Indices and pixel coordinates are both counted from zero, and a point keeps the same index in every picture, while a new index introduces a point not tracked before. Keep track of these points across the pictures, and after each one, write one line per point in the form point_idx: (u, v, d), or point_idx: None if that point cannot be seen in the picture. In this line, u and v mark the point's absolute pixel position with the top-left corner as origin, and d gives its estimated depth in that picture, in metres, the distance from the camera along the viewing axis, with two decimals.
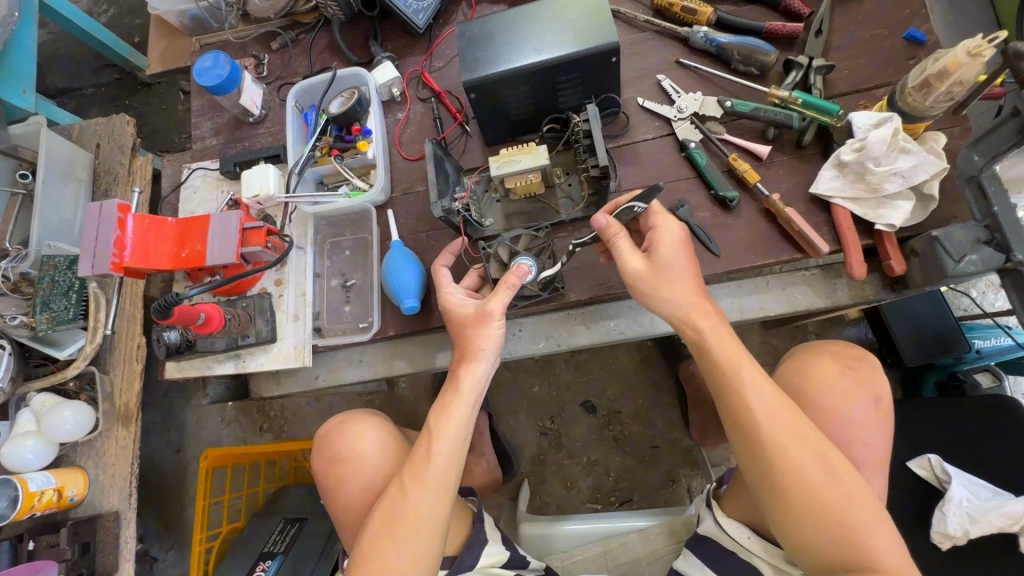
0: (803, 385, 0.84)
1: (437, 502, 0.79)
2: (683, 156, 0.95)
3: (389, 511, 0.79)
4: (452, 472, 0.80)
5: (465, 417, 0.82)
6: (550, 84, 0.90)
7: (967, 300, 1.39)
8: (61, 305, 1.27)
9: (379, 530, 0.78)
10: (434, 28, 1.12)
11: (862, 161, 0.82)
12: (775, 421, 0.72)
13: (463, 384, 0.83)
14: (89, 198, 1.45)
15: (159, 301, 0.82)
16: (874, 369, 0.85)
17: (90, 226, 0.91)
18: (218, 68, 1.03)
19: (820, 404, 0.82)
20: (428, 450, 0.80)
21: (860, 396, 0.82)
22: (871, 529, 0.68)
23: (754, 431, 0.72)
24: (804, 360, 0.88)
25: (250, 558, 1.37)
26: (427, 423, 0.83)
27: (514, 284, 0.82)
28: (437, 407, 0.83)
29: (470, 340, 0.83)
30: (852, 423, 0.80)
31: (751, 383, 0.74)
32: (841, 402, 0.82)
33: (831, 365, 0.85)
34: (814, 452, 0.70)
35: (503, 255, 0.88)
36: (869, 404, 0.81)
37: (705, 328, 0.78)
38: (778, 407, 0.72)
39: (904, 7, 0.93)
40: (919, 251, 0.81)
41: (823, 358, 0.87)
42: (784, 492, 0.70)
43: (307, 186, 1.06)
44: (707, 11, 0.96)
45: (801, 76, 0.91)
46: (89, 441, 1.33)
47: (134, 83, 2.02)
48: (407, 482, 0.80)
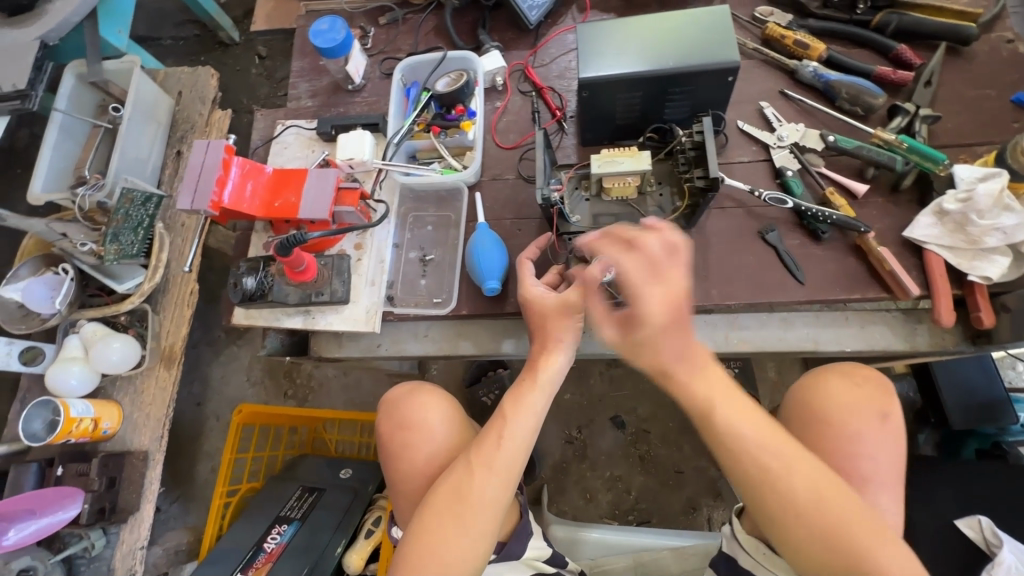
0: (820, 402, 0.82)
1: (502, 488, 0.78)
2: (779, 183, 0.96)
3: (457, 486, 0.78)
4: (518, 461, 0.80)
5: (539, 410, 0.82)
6: (663, 92, 0.92)
7: (1014, 372, 1.40)
8: (129, 238, 1.28)
9: (443, 508, 0.78)
10: (543, 26, 1.15)
11: (966, 213, 0.83)
12: (785, 465, 0.70)
13: (542, 375, 0.84)
14: (165, 141, 1.47)
15: (283, 237, 0.87)
16: (887, 391, 0.82)
17: (194, 163, 0.93)
18: (334, 32, 1.06)
19: (830, 418, 0.80)
20: (500, 436, 0.80)
21: (866, 412, 0.80)
22: (877, 552, 0.65)
23: (752, 477, 0.71)
24: (817, 378, 0.86)
25: (265, 519, 1.35)
26: (501, 407, 0.83)
27: (596, 277, 0.83)
28: (512, 394, 0.83)
29: (549, 332, 0.85)
30: (857, 437, 0.78)
31: (726, 412, 0.74)
32: (846, 413, 0.80)
33: (845, 383, 0.83)
34: (809, 476, 0.69)
35: None
36: (873, 419, 0.79)
37: (688, 378, 0.75)
38: (765, 449, 0.71)
39: (1013, 72, 0.95)
40: (1012, 308, 0.82)
41: (829, 376, 0.85)
42: (784, 520, 0.69)
43: (400, 158, 1.08)
44: (819, 47, 0.99)
45: (906, 122, 0.93)
46: (130, 378, 1.34)
47: (213, 41, 2.07)
48: (475, 463, 0.80)
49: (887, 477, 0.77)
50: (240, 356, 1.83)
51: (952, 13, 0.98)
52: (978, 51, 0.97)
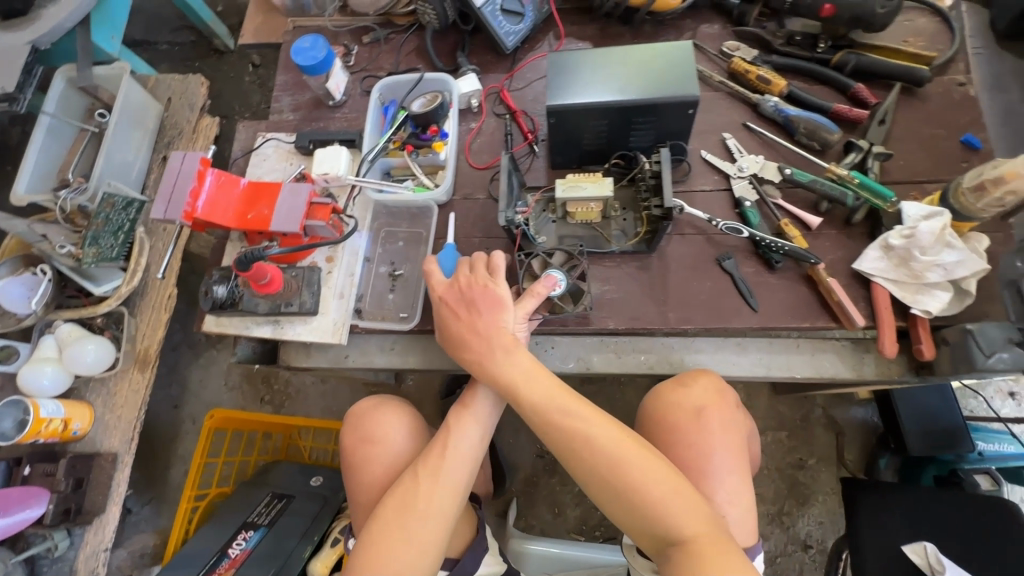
0: (665, 404, 0.91)
1: (448, 498, 0.81)
2: (737, 212, 0.99)
3: (404, 496, 0.81)
4: (464, 472, 0.83)
5: (483, 423, 0.86)
6: (627, 122, 0.95)
7: (975, 401, 1.43)
8: (109, 242, 1.30)
9: (390, 518, 0.80)
10: (520, 51, 1.18)
11: (909, 248, 0.86)
12: (595, 438, 0.78)
13: (486, 391, 0.87)
14: (151, 146, 1.49)
15: (242, 253, 0.88)
16: (719, 389, 0.92)
17: (171, 174, 0.97)
18: (315, 50, 1.09)
19: (679, 422, 0.89)
20: (444, 446, 0.84)
21: (691, 409, 0.89)
22: (664, 499, 0.73)
23: (574, 451, 0.78)
24: (658, 390, 0.94)
25: (231, 525, 1.36)
26: (447, 420, 0.87)
27: (541, 294, 0.88)
28: (458, 405, 0.87)
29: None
30: (691, 434, 0.88)
31: (527, 378, 0.82)
32: (686, 417, 0.89)
33: (710, 393, 0.90)
34: (612, 444, 0.77)
35: (536, 266, 0.94)
36: (696, 411, 0.89)
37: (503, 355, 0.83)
38: (581, 423, 0.79)
39: (963, 114, 0.99)
40: (951, 341, 0.84)
41: (665, 384, 0.94)
42: (605, 493, 0.76)
43: (375, 174, 1.11)
44: (781, 83, 1.02)
45: (860, 158, 0.97)
46: (103, 379, 1.35)
47: (208, 48, 2.10)
48: (422, 473, 0.82)
49: (727, 470, 0.86)
50: (219, 360, 1.84)
51: (908, 54, 1.03)
52: (931, 92, 1.01)
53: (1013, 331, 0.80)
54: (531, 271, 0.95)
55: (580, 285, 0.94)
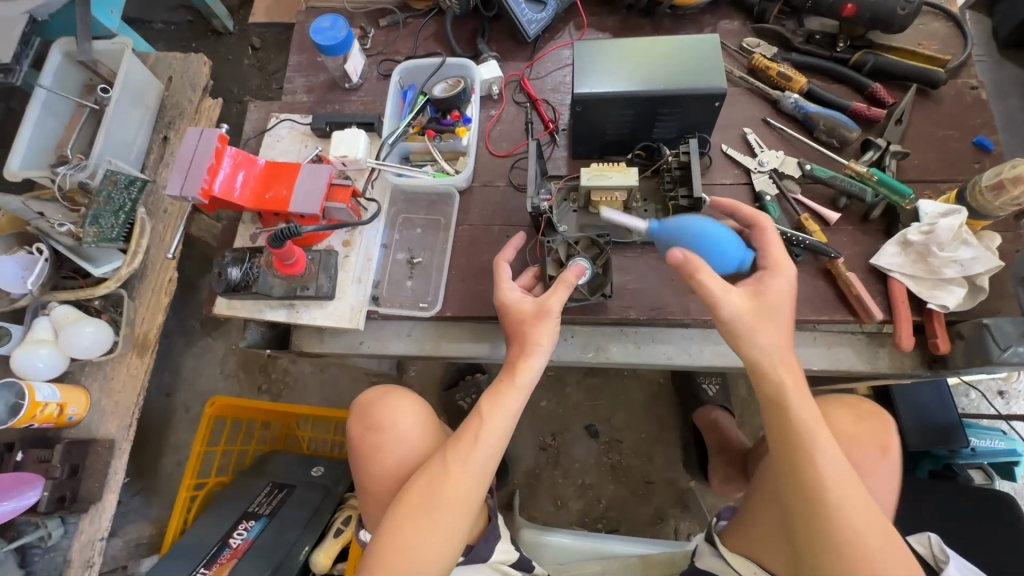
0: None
1: (475, 485, 0.80)
2: (758, 206, 1.00)
3: (430, 484, 0.80)
4: (492, 459, 0.81)
5: (514, 410, 0.83)
6: (653, 113, 0.96)
7: (967, 398, 1.48)
8: (109, 221, 1.25)
9: (413, 506, 0.79)
10: (541, 40, 1.18)
11: (927, 244, 0.88)
12: (845, 492, 0.68)
13: (519, 376, 0.83)
14: (153, 125, 1.45)
15: (278, 229, 0.87)
16: (885, 423, 0.90)
17: (188, 149, 0.94)
18: (335, 30, 1.07)
19: (845, 451, 0.86)
20: (476, 435, 0.81)
21: (872, 448, 0.88)
22: None
23: (812, 493, 0.69)
24: (824, 409, 0.92)
25: (232, 514, 1.32)
26: (477, 406, 0.84)
27: (571, 283, 0.85)
28: (490, 392, 0.84)
29: (527, 336, 0.84)
30: (874, 471, 0.86)
31: (830, 449, 0.70)
32: (855, 443, 0.87)
33: (847, 418, 0.90)
34: (879, 521, 0.67)
35: (562, 254, 0.93)
36: (875, 450, 0.87)
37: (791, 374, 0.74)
38: (844, 474, 0.69)
39: (975, 117, 1.02)
40: (966, 335, 0.87)
41: (836, 409, 0.92)
42: (835, 562, 0.66)
43: (393, 158, 1.09)
44: (801, 80, 1.04)
45: (878, 155, 0.99)
46: (100, 363, 1.30)
47: (206, 29, 2.05)
48: (451, 462, 0.80)
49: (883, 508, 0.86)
50: (214, 348, 1.80)
51: (924, 57, 1.04)
52: (945, 94, 1.04)
53: None
54: (554, 257, 0.94)
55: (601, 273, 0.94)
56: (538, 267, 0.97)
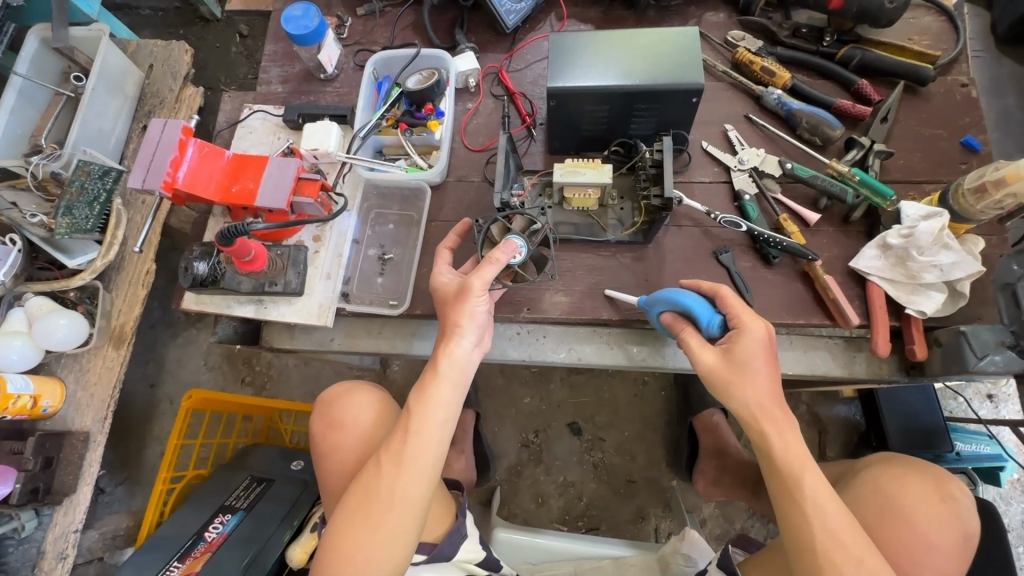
0: (896, 495, 0.86)
1: (412, 484, 0.78)
2: (736, 205, 0.98)
3: (366, 485, 0.79)
4: (428, 455, 0.80)
5: (446, 402, 0.81)
6: (628, 108, 0.93)
7: (955, 402, 1.46)
8: (84, 213, 1.23)
9: (352, 509, 0.78)
10: (521, 31, 1.15)
11: (907, 247, 0.86)
12: (843, 547, 0.69)
13: (444, 367, 0.81)
14: (131, 115, 1.42)
15: (225, 227, 0.84)
16: (960, 493, 0.88)
17: (151, 142, 0.92)
18: (307, 19, 1.04)
19: (907, 516, 0.84)
20: (406, 432, 0.80)
21: (948, 521, 0.85)
22: None
23: (813, 547, 0.70)
24: (905, 469, 0.90)
25: (209, 508, 1.32)
26: (409, 403, 0.82)
27: (499, 261, 0.80)
28: (418, 388, 0.82)
29: (449, 319, 0.82)
30: (932, 537, 0.83)
31: (814, 492, 0.72)
32: (917, 503, 0.85)
33: (930, 487, 0.87)
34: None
35: (495, 232, 0.90)
36: (947, 516, 0.85)
37: (783, 426, 0.75)
38: (841, 525, 0.70)
39: (964, 115, 0.99)
40: (943, 343, 0.84)
41: (918, 473, 0.89)
42: None
43: (366, 152, 1.07)
44: (785, 76, 1.01)
45: (861, 155, 0.96)
46: (76, 355, 1.29)
47: (193, 15, 2.01)
48: (383, 462, 0.80)
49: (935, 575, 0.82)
50: (198, 340, 1.79)
51: (913, 53, 1.01)
52: (934, 91, 1.00)
53: (1005, 334, 0.79)
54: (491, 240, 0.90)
55: (544, 251, 0.91)
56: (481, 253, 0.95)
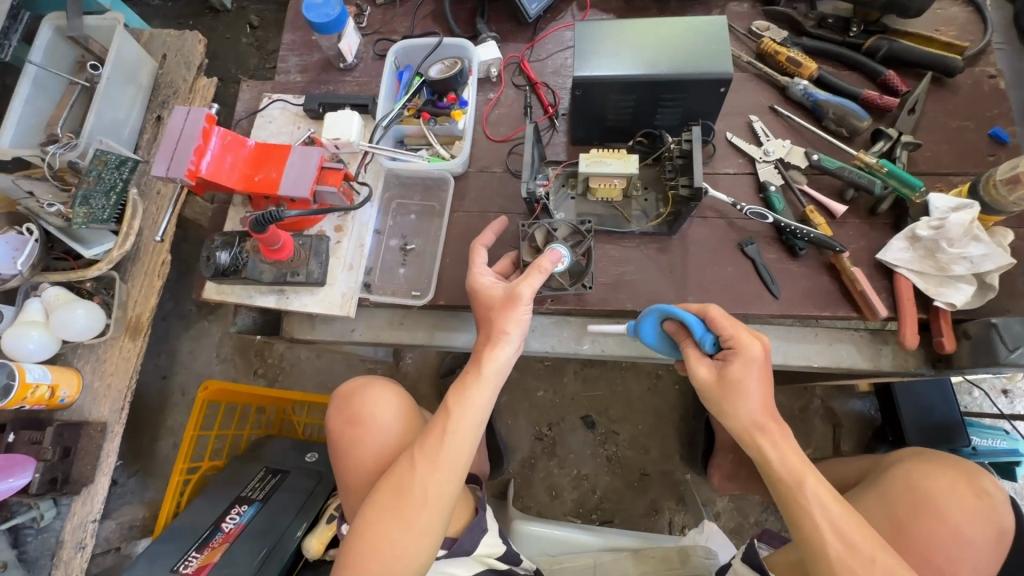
0: (930, 490, 0.86)
1: (445, 483, 0.79)
2: (762, 197, 0.97)
3: (399, 482, 0.79)
4: (463, 455, 0.80)
5: (484, 403, 0.81)
6: (655, 98, 0.92)
7: (970, 397, 1.46)
8: (100, 203, 1.23)
9: (383, 506, 0.79)
10: (542, 21, 1.14)
11: (937, 240, 0.85)
12: (854, 550, 0.69)
13: (487, 368, 0.81)
14: (146, 105, 1.41)
15: (260, 213, 0.83)
16: (996, 491, 0.87)
17: (174, 130, 0.92)
18: (328, 7, 1.03)
19: (941, 511, 0.84)
20: (444, 431, 0.80)
21: (980, 516, 0.84)
22: None
23: (826, 553, 0.70)
24: (935, 465, 0.90)
25: (225, 499, 1.32)
26: (447, 401, 0.82)
27: (545, 269, 0.81)
28: (457, 387, 0.82)
29: (494, 325, 0.82)
30: (961, 532, 0.83)
31: (818, 497, 0.72)
32: (947, 499, 0.85)
33: (964, 483, 0.87)
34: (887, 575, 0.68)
35: (539, 238, 0.91)
36: (980, 513, 0.84)
37: (779, 438, 0.75)
38: (846, 526, 0.71)
39: (992, 107, 0.98)
40: (973, 335, 0.84)
41: (949, 468, 0.89)
42: None
43: (388, 142, 1.07)
44: (811, 66, 1.00)
45: (888, 146, 0.95)
46: (92, 346, 1.29)
47: (203, 5, 2.00)
48: (418, 459, 0.80)
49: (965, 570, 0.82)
50: (210, 331, 1.79)
51: (941, 44, 1.00)
52: (961, 83, 1.00)
53: None
54: (532, 243, 0.91)
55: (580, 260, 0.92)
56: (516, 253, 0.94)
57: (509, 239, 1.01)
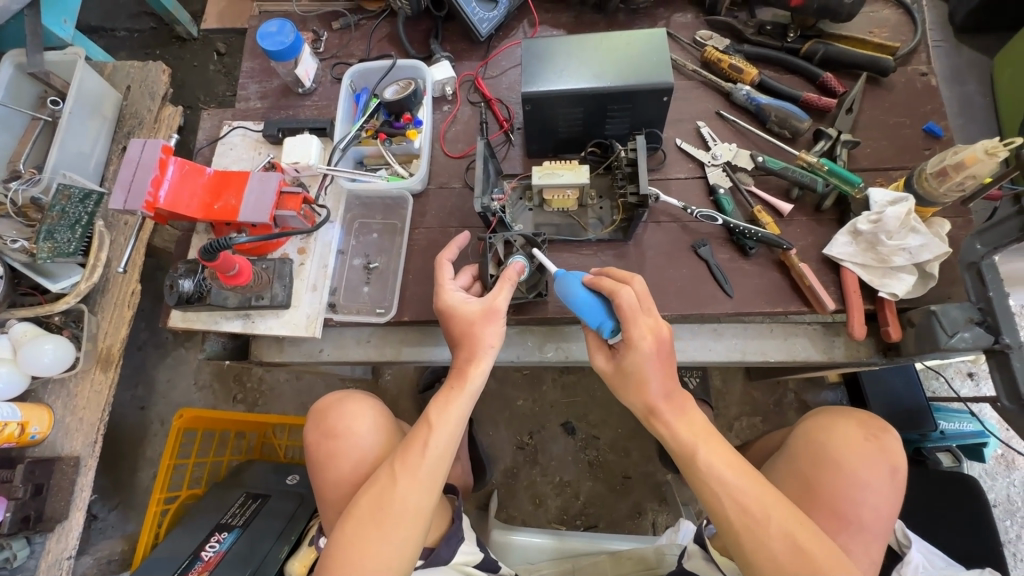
0: (825, 443, 0.89)
1: (424, 495, 0.80)
2: (712, 200, 1.00)
3: (378, 495, 0.80)
4: (442, 467, 0.82)
5: (463, 415, 0.83)
6: (602, 109, 0.95)
7: (938, 382, 1.49)
8: (66, 236, 1.23)
9: (361, 519, 0.79)
10: (495, 39, 1.17)
11: (876, 233, 0.89)
12: (749, 512, 0.71)
13: (470, 382, 0.83)
14: (111, 136, 1.41)
15: (209, 241, 0.84)
16: (893, 441, 0.90)
17: (131, 162, 0.93)
18: (282, 35, 1.05)
19: (839, 461, 0.86)
20: (425, 444, 0.81)
21: (882, 464, 0.86)
22: None
23: (728, 518, 0.72)
24: (832, 420, 0.92)
25: (205, 528, 1.30)
26: (427, 413, 0.84)
27: (514, 280, 0.84)
28: (439, 400, 0.84)
29: (476, 339, 0.83)
30: (866, 484, 0.85)
31: (711, 465, 0.74)
32: (844, 447, 0.88)
33: (857, 431, 0.90)
34: (780, 531, 0.70)
35: (501, 253, 0.91)
36: (883, 467, 0.86)
37: (671, 418, 0.78)
38: (746, 491, 0.72)
39: (926, 104, 1.02)
40: (916, 323, 0.87)
41: (846, 421, 0.91)
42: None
43: (347, 163, 1.09)
44: (753, 72, 1.04)
45: (829, 146, 0.99)
46: (63, 380, 1.28)
47: (169, 36, 2.01)
48: (398, 471, 0.81)
49: (879, 519, 0.84)
50: (188, 359, 1.78)
51: (874, 45, 1.05)
52: (896, 81, 1.04)
53: (973, 311, 0.82)
54: (494, 255, 0.92)
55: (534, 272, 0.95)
56: (477, 266, 0.95)
57: (470, 252, 1.03)
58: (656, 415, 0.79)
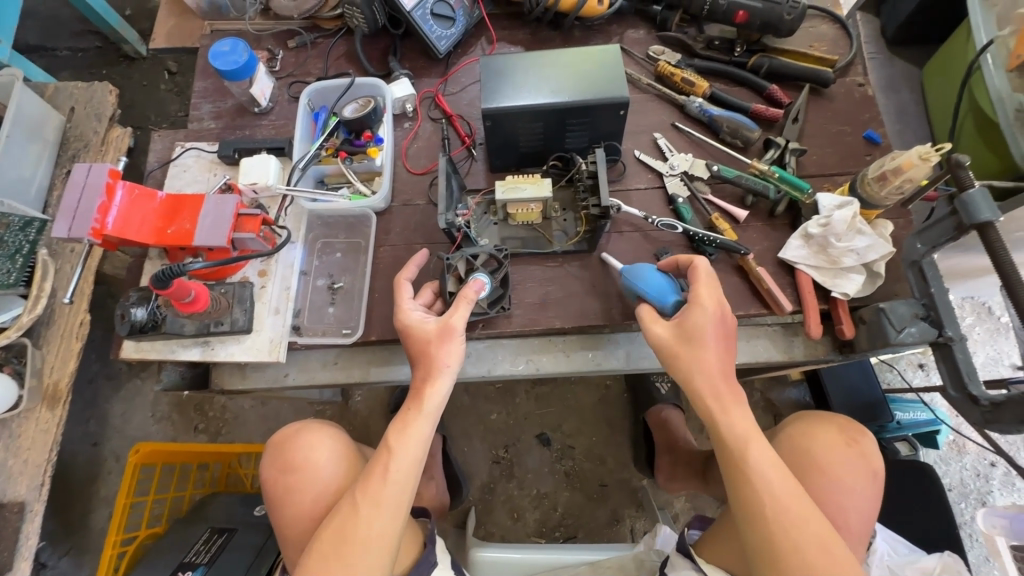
0: (810, 450, 0.91)
1: (387, 523, 0.78)
2: (671, 209, 1.03)
3: (341, 527, 0.78)
4: (406, 493, 0.80)
5: (423, 436, 0.82)
6: (561, 124, 0.96)
7: (892, 374, 1.56)
8: (5, 267, 1.17)
9: (325, 553, 0.77)
10: (453, 55, 1.18)
11: (826, 236, 0.93)
12: (786, 511, 0.73)
13: (427, 403, 0.82)
14: (53, 160, 1.35)
15: (161, 269, 0.81)
16: (872, 445, 0.93)
17: (75, 188, 0.89)
18: (236, 54, 1.03)
19: (824, 468, 0.89)
20: (386, 470, 0.80)
21: (863, 470, 0.90)
22: None
23: (766, 513, 0.73)
24: (815, 426, 0.95)
25: (166, 568, 1.22)
26: (386, 438, 0.82)
27: (471, 299, 0.84)
28: (397, 423, 0.83)
29: (432, 359, 0.82)
30: (850, 490, 0.88)
31: (760, 461, 0.76)
32: (827, 454, 0.90)
33: (837, 436, 0.92)
34: (814, 536, 0.71)
35: (461, 270, 0.91)
36: (865, 473, 0.89)
37: (730, 413, 0.79)
38: (784, 492, 0.74)
39: (865, 112, 1.08)
40: (867, 319, 0.91)
41: (828, 427, 0.94)
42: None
43: (308, 182, 1.07)
44: (704, 85, 1.08)
45: (778, 154, 1.03)
46: (4, 421, 1.20)
47: (117, 54, 1.94)
48: (360, 501, 0.79)
49: (861, 524, 0.88)
50: (144, 390, 1.69)
51: (814, 58, 1.11)
52: (836, 92, 1.10)
53: (918, 307, 0.86)
54: (454, 272, 0.92)
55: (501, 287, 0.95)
56: (438, 282, 0.95)
57: (432, 269, 1.02)
58: (711, 407, 0.79)
